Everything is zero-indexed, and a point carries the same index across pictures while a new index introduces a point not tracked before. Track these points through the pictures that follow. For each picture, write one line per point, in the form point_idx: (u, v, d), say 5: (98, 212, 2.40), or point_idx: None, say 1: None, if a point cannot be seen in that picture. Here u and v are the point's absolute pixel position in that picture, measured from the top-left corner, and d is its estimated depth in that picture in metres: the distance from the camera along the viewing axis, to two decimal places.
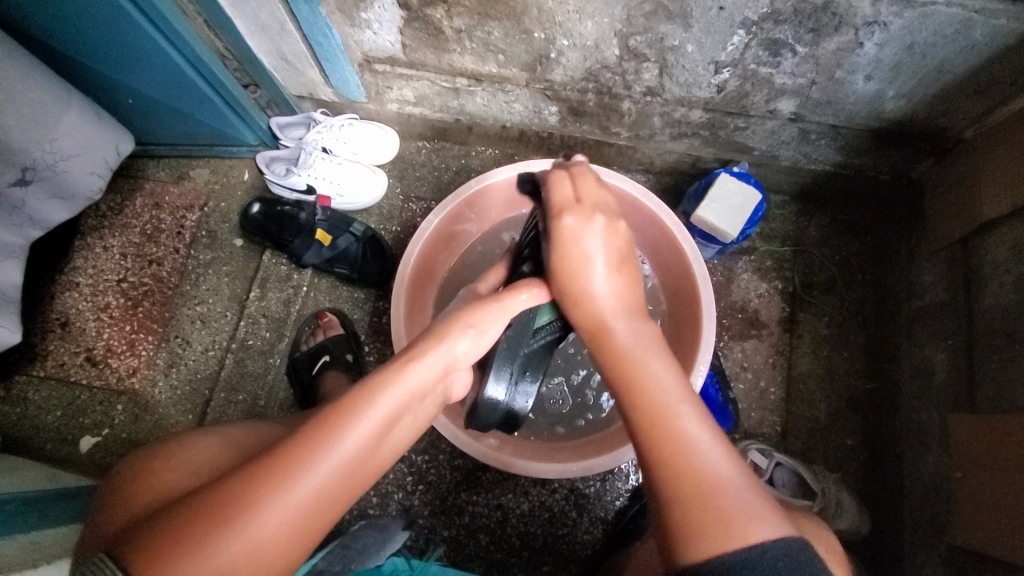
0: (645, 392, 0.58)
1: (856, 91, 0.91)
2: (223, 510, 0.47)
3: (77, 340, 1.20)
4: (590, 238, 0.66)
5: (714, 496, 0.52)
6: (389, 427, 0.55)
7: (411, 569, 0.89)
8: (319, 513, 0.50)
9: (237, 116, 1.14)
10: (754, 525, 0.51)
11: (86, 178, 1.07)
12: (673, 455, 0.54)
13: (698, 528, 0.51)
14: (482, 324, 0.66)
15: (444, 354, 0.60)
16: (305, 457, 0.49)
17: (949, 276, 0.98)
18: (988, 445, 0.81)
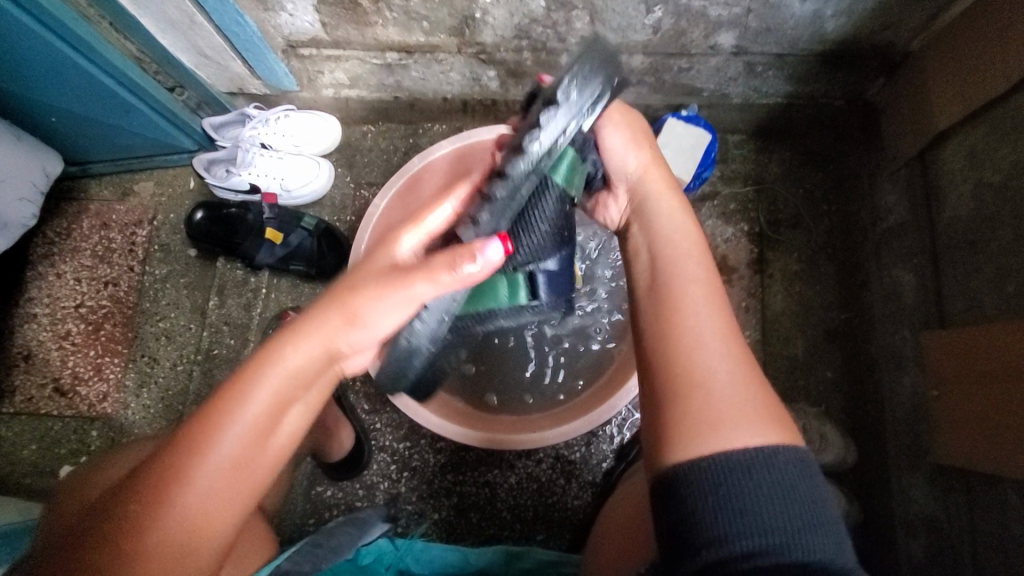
0: (676, 270, 0.64)
1: (795, 14, 0.88)
2: (116, 526, 0.47)
3: (42, 372, 1.17)
4: (614, 131, 0.74)
5: (701, 391, 0.55)
6: (281, 413, 0.53)
7: (396, 549, 0.88)
8: (229, 503, 0.50)
9: (168, 122, 1.09)
10: (737, 421, 0.53)
11: (17, 205, 1.03)
12: (681, 331, 0.59)
13: (684, 414, 0.55)
14: (377, 302, 0.57)
15: (323, 337, 0.54)
16: (194, 460, 0.48)
17: (909, 195, 0.96)
18: (957, 357, 0.80)
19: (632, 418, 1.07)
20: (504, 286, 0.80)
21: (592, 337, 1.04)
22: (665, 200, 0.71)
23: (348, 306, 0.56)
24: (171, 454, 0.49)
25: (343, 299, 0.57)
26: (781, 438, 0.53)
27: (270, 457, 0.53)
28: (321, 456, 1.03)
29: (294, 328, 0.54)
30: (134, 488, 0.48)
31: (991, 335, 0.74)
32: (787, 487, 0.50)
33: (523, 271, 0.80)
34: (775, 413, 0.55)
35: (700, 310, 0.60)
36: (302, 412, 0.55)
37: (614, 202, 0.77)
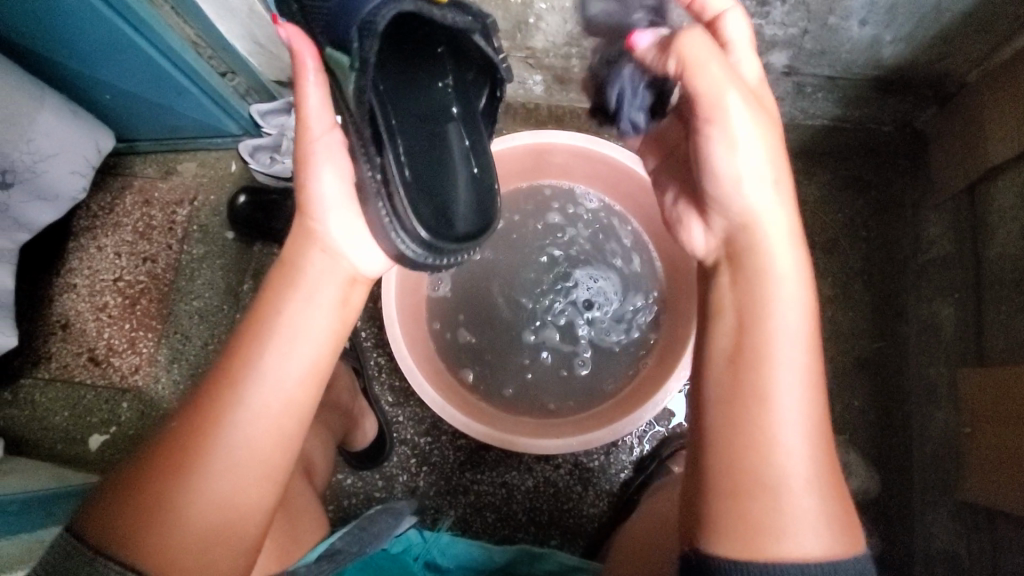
0: (762, 354, 0.56)
1: (851, 38, 0.87)
2: (154, 472, 0.53)
3: (78, 341, 1.20)
4: (743, 141, 0.60)
5: (763, 489, 0.53)
6: (292, 332, 0.59)
7: (424, 541, 0.88)
8: (268, 430, 0.56)
9: (218, 106, 1.11)
10: (794, 530, 0.52)
11: (69, 178, 1.06)
12: (754, 423, 0.54)
13: (737, 524, 0.52)
14: (314, 183, 0.66)
15: (315, 244, 0.66)
16: (226, 395, 0.56)
17: (955, 227, 0.95)
18: (994, 397, 0.79)
19: (653, 430, 1.07)
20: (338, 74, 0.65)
21: (621, 348, 1.04)
22: (795, 284, 0.58)
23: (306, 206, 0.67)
24: (196, 399, 0.56)
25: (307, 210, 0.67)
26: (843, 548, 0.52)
27: (288, 384, 0.58)
28: (344, 445, 1.04)
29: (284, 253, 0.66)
30: (163, 440, 0.55)
31: None
32: None
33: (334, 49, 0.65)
34: (842, 518, 0.54)
35: (783, 394, 0.54)
36: (314, 327, 0.61)
37: (700, 225, 0.68)
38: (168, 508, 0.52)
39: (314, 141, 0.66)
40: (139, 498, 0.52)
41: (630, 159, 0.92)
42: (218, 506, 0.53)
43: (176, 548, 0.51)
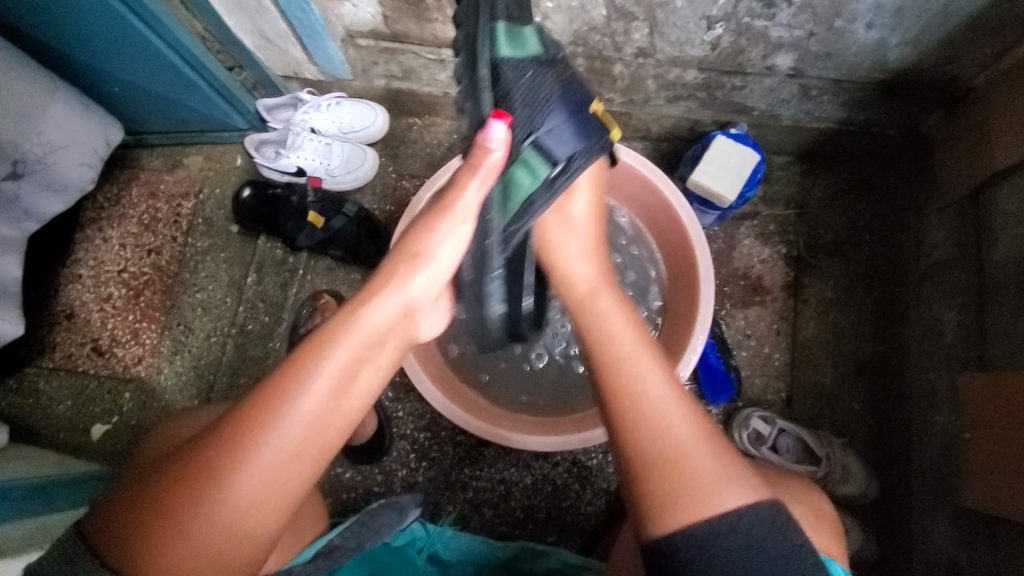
0: (631, 381, 0.64)
1: (858, 41, 0.87)
2: (181, 496, 0.54)
3: (82, 331, 1.21)
4: (571, 232, 0.77)
5: (682, 471, 0.59)
6: (347, 380, 0.61)
7: (427, 534, 0.88)
8: (286, 474, 0.58)
9: (225, 100, 1.12)
10: (720, 490, 0.58)
11: (78, 169, 1.07)
12: (632, 400, 0.63)
13: (668, 496, 0.58)
14: (430, 243, 0.68)
15: (398, 294, 0.66)
16: (261, 421, 0.57)
17: (959, 232, 0.94)
18: (995, 402, 0.79)
19: None
20: (519, 170, 0.72)
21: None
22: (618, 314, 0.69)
23: (405, 254, 0.68)
24: (228, 428, 0.57)
25: (408, 259, 0.67)
26: (752, 496, 0.58)
27: (320, 415, 0.59)
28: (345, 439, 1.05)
29: (358, 296, 0.65)
30: (189, 466, 0.56)
31: None
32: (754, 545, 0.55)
33: (530, 145, 0.71)
34: (732, 462, 0.60)
35: (647, 372, 0.65)
36: (369, 372, 0.64)
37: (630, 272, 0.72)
38: (182, 532, 0.54)
39: (442, 217, 0.68)
40: (158, 521, 0.53)
41: (632, 160, 0.93)
42: (225, 540, 0.55)
43: (188, 575, 0.53)
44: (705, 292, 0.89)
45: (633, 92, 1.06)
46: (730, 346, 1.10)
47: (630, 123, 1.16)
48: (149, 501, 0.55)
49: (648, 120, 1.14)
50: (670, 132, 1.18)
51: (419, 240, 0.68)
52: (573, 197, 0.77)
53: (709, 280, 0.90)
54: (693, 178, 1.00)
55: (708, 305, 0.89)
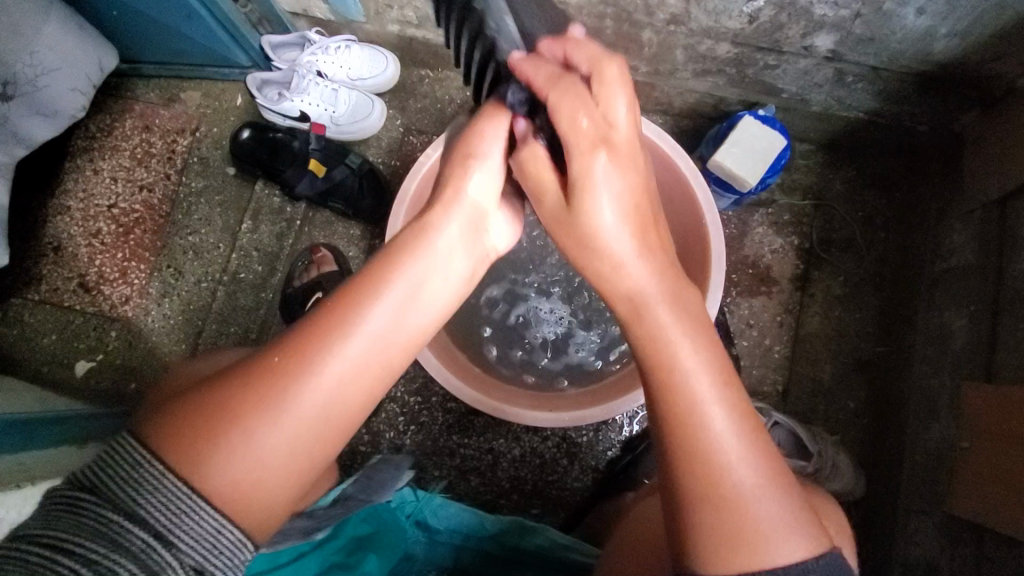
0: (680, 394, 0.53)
1: (904, 27, 0.82)
2: (247, 399, 0.49)
3: (69, 266, 1.17)
4: (599, 196, 0.57)
5: (728, 506, 0.51)
6: (411, 296, 0.55)
7: (417, 500, 0.86)
8: (350, 389, 0.52)
9: (228, 34, 1.06)
10: (779, 540, 0.51)
11: (70, 95, 1.01)
12: (700, 452, 0.52)
13: (721, 540, 0.51)
14: (483, 143, 0.62)
15: (461, 209, 0.61)
16: (320, 337, 0.51)
17: (981, 238, 0.91)
18: (1000, 416, 0.77)
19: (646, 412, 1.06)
20: None
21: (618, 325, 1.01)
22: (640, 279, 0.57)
23: (458, 161, 0.63)
24: (292, 335, 0.52)
25: (461, 165, 0.62)
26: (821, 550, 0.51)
27: (395, 339, 0.54)
28: None
29: (422, 214, 0.60)
30: (255, 370, 0.50)
31: None
32: None
33: None
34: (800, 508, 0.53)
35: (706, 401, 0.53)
36: (437, 290, 0.57)
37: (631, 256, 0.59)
38: (229, 460, 0.48)
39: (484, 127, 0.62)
40: (216, 423, 0.48)
41: (655, 135, 0.89)
42: (278, 443, 0.49)
43: (253, 487, 0.48)
44: (716, 279, 0.87)
45: (660, 62, 1.00)
46: (731, 335, 1.08)
47: (652, 95, 1.11)
48: (207, 406, 0.49)
49: (671, 93, 1.09)
50: (692, 108, 1.13)
51: (473, 146, 0.63)
52: (579, 135, 0.56)
53: (720, 267, 0.87)
54: (715, 159, 0.96)
55: (717, 291, 0.86)
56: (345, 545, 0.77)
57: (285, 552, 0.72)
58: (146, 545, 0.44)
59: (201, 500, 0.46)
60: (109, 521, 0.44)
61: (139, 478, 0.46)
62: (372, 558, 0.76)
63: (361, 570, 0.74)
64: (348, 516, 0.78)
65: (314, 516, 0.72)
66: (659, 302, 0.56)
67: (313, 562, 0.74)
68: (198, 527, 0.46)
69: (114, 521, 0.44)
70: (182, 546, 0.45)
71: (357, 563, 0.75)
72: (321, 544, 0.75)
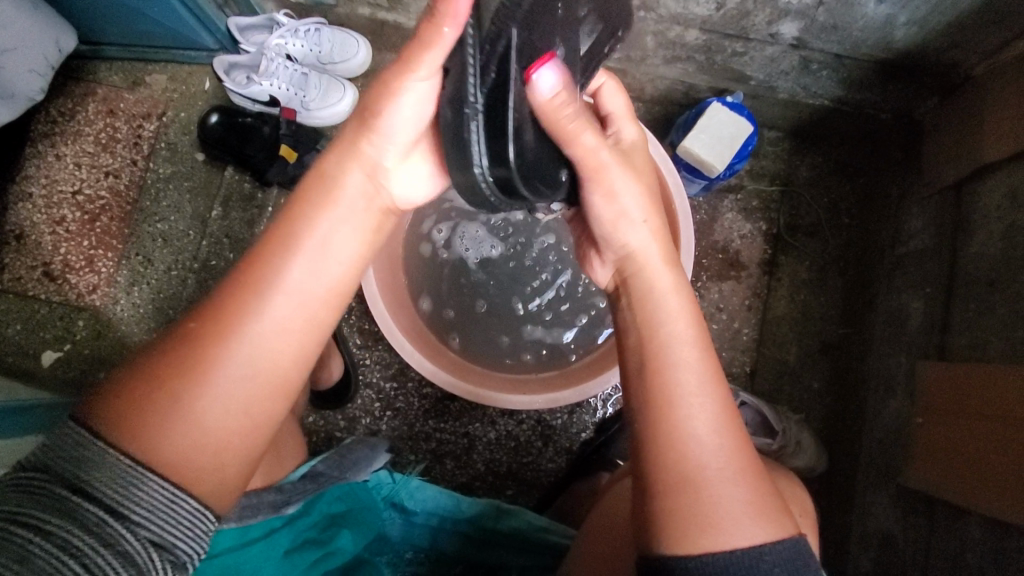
0: (668, 360, 0.57)
1: (866, 15, 0.84)
2: (175, 364, 0.50)
3: (33, 254, 1.14)
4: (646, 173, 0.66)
5: (695, 493, 0.53)
6: (322, 254, 0.54)
7: (394, 482, 0.86)
8: (277, 351, 0.52)
9: (193, 16, 1.03)
10: (733, 526, 0.52)
11: (26, 77, 0.97)
12: (672, 429, 0.55)
13: (687, 506, 0.53)
14: (382, 104, 0.55)
15: (359, 169, 0.57)
16: (236, 303, 0.51)
17: (938, 222, 0.95)
18: (951, 391, 0.81)
19: (618, 395, 1.08)
20: None
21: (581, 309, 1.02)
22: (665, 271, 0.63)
23: (359, 123, 0.57)
24: (212, 300, 0.52)
25: (361, 127, 0.57)
26: (777, 534, 0.53)
27: (307, 296, 0.53)
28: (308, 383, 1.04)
29: (320, 175, 0.57)
30: (177, 340, 0.51)
31: (999, 380, 0.74)
32: None
33: None
34: (766, 500, 0.54)
35: (690, 396, 0.56)
36: (347, 245, 0.56)
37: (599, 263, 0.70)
38: (157, 428, 0.48)
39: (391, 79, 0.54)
40: (141, 394, 0.48)
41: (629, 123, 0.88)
42: (212, 409, 0.49)
43: (193, 452, 0.49)
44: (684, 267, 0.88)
45: (631, 48, 1.01)
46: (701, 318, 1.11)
47: (625, 81, 1.12)
48: (133, 376, 0.50)
49: (643, 79, 1.10)
50: (664, 96, 1.15)
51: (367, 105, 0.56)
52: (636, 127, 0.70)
53: (690, 252, 0.88)
54: (684, 145, 0.98)
55: (687, 276, 0.88)
56: (319, 522, 0.76)
57: (256, 528, 0.70)
58: (100, 519, 0.45)
59: (148, 472, 0.47)
60: (59, 495, 0.45)
61: (84, 456, 0.46)
62: (345, 534, 0.78)
63: (333, 547, 0.76)
64: (323, 492, 0.77)
65: (283, 491, 0.73)
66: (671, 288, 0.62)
67: (283, 539, 0.72)
68: (149, 500, 0.47)
69: (64, 496, 0.45)
70: (133, 518, 0.46)
71: (330, 541, 0.76)
72: (293, 519, 0.74)
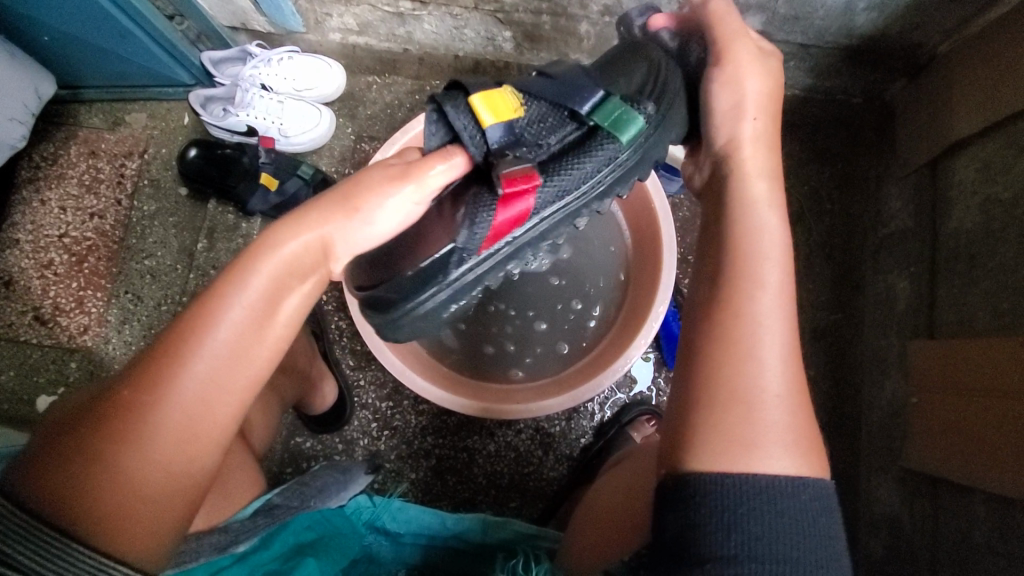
0: (753, 262, 0.60)
1: (825, 4, 0.85)
2: (102, 432, 0.47)
3: (23, 299, 1.15)
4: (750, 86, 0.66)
5: (749, 408, 0.55)
6: (267, 313, 0.53)
7: (374, 506, 0.87)
8: (210, 409, 0.49)
9: (168, 54, 1.05)
10: (778, 453, 0.53)
11: (7, 125, 0.99)
12: (740, 336, 0.57)
13: (728, 419, 0.54)
14: (376, 183, 0.60)
15: (326, 229, 0.57)
16: (169, 363, 0.49)
17: (916, 202, 0.95)
18: (946, 369, 0.80)
19: (614, 397, 1.08)
20: None
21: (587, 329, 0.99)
22: (761, 182, 0.65)
23: (343, 197, 0.59)
24: (146, 362, 0.49)
25: (343, 198, 0.59)
26: (817, 473, 0.54)
27: (238, 351, 0.51)
28: (301, 407, 1.02)
29: (278, 229, 0.56)
30: (105, 406, 0.48)
31: (993, 350, 0.73)
32: (808, 517, 0.51)
33: None
34: (810, 441, 0.56)
35: (771, 303, 0.58)
36: (292, 300, 0.55)
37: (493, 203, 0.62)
38: (86, 489, 0.45)
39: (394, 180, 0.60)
40: (70, 458, 0.46)
41: None
42: (143, 477, 0.47)
43: (128, 514, 0.46)
44: (666, 280, 0.90)
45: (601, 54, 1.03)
46: None
47: None
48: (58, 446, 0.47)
49: None
50: None
51: (357, 182, 0.60)
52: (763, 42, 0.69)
53: (672, 249, 0.90)
54: None
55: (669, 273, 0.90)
56: (282, 553, 0.74)
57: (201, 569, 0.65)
58: None
59: (74, 542, 0.44)
60: None
61: (3, 528, 0.43)
62: (310, 562, 0.73)
63: None
64: (288, 521, 0.75)
65: (229, 530, 0.68)
66: (761, 206, 0.64)
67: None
68: (75, 569, 0.44)
69: None
70: None
71: (292, 569, 0.72)
72: (244, 557, 0.70)
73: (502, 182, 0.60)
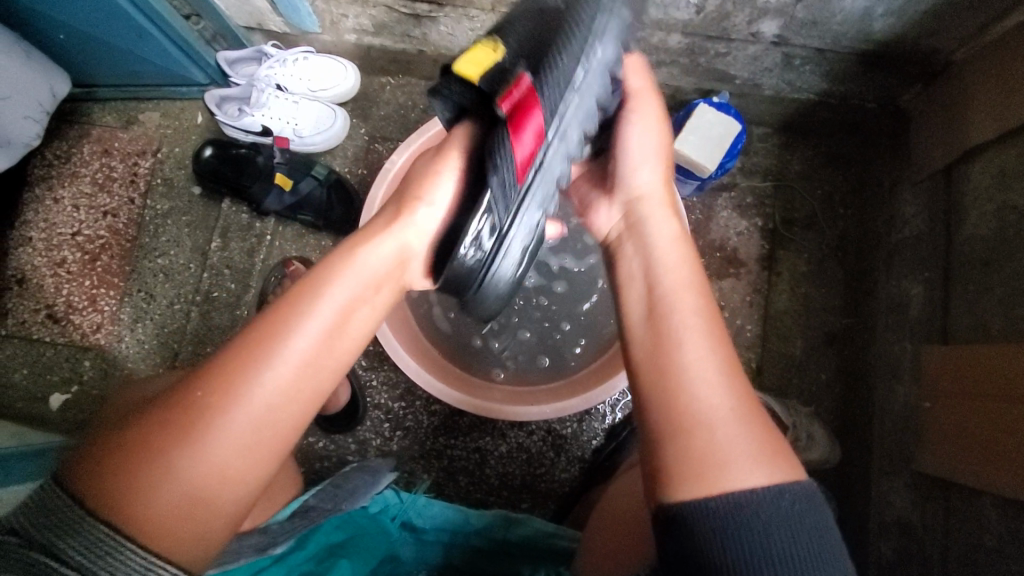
0: (673, 298, 0.63)
1: (844, 9, 0.85)
2: (168, 431, 0.51)
3: (36, 297, 1.15)
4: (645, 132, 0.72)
5: (694, 435, 0.56)
6: (339, 323, 0.59)
7: (401, 502, 0.87)
8: (276, 415, 0.54)
9: (183, 53, 1.05)
10: (747, 470, 0.53)
11: (22, 123, 0.99)
12: (668, 368, 0.59)
13: (683, 448, 0.55)
14: (429, 187, 0.66)
15: (394, 238, 0.63)
16: (246, 367, 0.54)
17: (930, 208, 0.95)
18: (961, 375, 0.80)
19: (626, 399, 1.09)
20: None
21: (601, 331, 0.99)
22: (666, 221, 0.70)
23: (404, 204, 0.65)
24: (220, 365, 0.54)
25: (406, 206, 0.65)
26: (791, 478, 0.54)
27: (310, 357, 0.56)
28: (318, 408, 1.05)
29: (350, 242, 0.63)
30: (179, 403, 0.52)
31: (1008, 357, 0.73)
32: (792, 522, 0.51)
33: None
34: (772, 447, 0.56)
35: (688, 333, 0.61)
36: (360, 308, 0.61)
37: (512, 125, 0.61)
38: (151, 485, 0.49)
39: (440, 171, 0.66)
40: (139, 453, 0.50)
41: None
42: (204, 480, 0.51)
43: (176, 517, 0.49)
44: None
45: None
46: None
47: None
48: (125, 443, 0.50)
49: None
50: None
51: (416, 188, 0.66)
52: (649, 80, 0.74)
53: None
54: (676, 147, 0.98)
55: None
56: (316, 554, 0.77)
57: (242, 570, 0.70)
58: None
59: (129, 540, 0.47)
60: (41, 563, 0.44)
61: (63, 520, 0.46)
62: (342, 564, 0.77)
63: None
64: (318, 525, 0.78)
65: (268, 533, 0.74)
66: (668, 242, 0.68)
67: None
68: (126, 568, 0.46)
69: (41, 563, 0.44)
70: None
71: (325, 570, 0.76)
72: (282, 558, 0.74)
73: (500, 104, 0.59)
